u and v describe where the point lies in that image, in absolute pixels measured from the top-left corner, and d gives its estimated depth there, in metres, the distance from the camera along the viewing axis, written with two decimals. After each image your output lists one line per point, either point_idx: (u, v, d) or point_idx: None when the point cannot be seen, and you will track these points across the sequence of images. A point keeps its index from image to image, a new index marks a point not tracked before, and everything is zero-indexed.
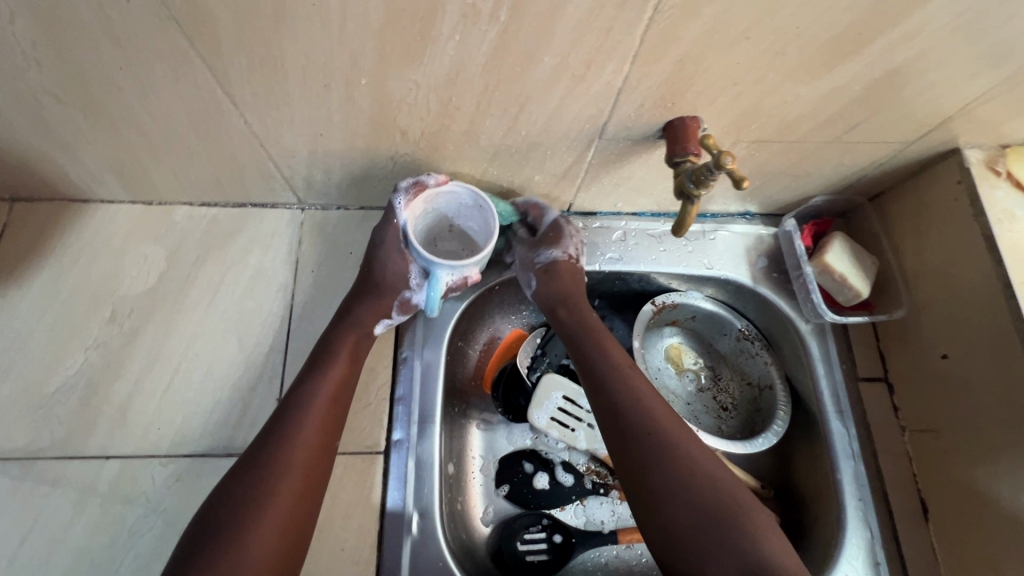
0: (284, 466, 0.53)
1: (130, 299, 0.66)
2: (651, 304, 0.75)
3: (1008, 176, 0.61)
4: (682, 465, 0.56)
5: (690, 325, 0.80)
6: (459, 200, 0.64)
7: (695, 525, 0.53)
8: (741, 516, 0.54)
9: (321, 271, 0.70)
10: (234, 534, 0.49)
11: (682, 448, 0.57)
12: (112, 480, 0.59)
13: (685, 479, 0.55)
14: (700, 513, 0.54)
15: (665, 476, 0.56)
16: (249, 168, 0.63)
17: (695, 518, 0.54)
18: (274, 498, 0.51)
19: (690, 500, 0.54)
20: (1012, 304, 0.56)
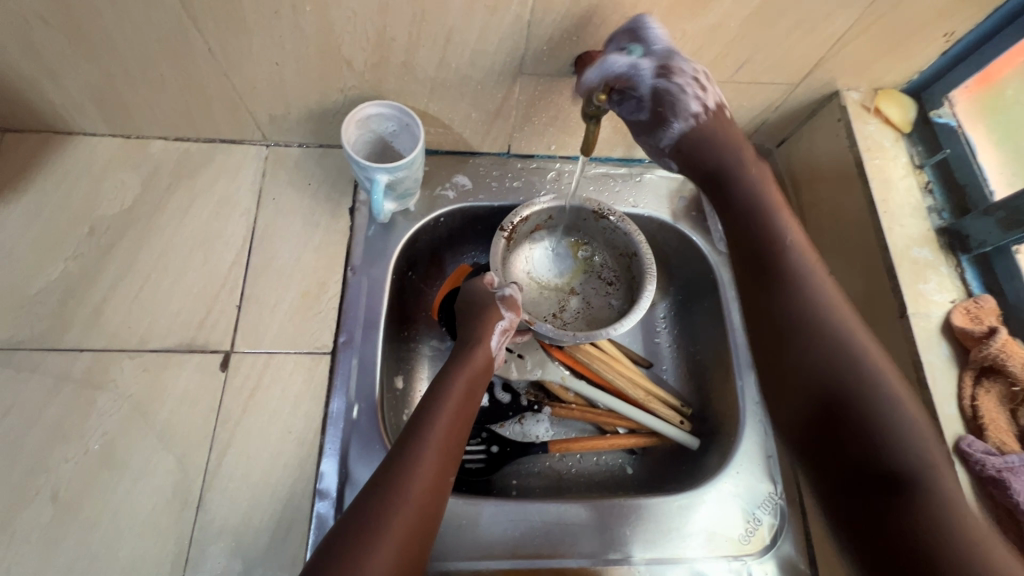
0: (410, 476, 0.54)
1: (107, 217, 0.74)
2: (501, 234, 0.76)
3: (878, 114, 0.70)
4: (823, 307, 0.55)
5: (553, 225, 0.83)
6: (388, 119, 0.71)
7: (832, 360, 0.53)
8: (870, 352, 0.53)
9: (282, 198, 0.78)
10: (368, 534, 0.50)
11: (823, 294, 0.56)
12: (85, 369, 0.66)
13: (822, 308, 0.55)
14: (841, 341, 0.53)
15: (806, 307, 0.56)
16: (217, 100, 0.71)
17: (836, 353, 0.53)
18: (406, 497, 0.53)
19: (829, 334, 0.54)
20: (875, 217, 0.65)
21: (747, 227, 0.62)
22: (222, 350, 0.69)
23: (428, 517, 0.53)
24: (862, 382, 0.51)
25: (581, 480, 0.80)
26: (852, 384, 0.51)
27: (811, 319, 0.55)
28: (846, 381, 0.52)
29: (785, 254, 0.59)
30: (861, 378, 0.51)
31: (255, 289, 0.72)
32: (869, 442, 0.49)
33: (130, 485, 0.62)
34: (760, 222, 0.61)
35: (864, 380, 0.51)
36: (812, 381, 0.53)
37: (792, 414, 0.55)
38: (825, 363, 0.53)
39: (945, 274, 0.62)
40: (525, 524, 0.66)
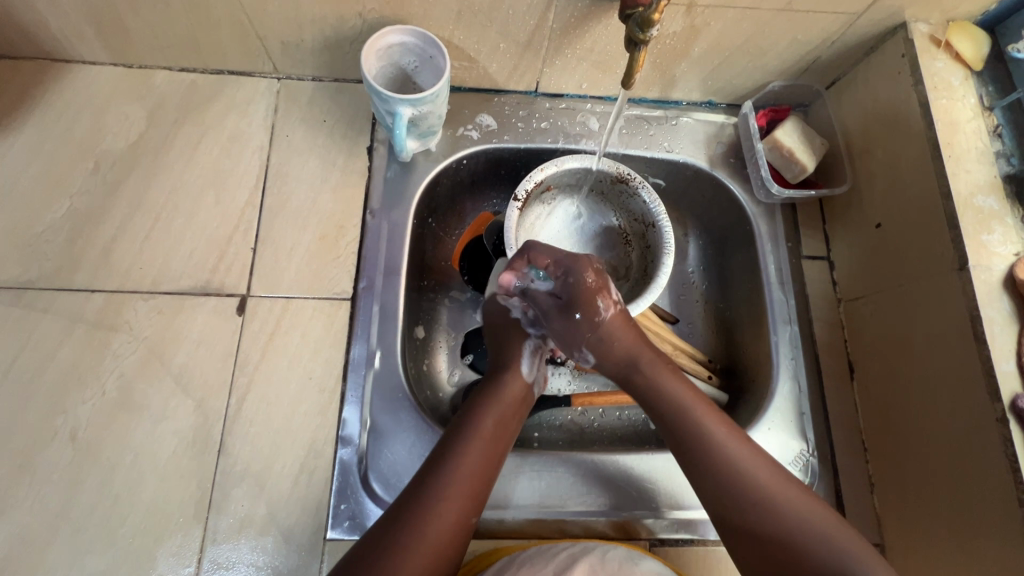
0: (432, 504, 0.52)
1: (112, 152, 0.70)
2: (515, 203, 0.70)
3: (948, 49, 0.64)
4: (756, 479, 0.54)
5: (567, 187, 0.77)
6: (411, 49, 0.66)
7: (728, 484, 0.54)
8: (773, 489, 0.53)
9: (296, 136, 0.73)
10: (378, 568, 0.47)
11: (743, 463, 0.55)
12: (98, 310, 0.64)
13: (750, 484, 0.54)
14: (753, 489, 0.53)
15: (726, 472, 0.54)
16: (223, 24, 0.65)
17: (726, 492, 0.54)
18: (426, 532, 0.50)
19: (751, 494, 0.53)
20: (938, 162, 0.60)
21: (631, 382, 0.62)
22: (238, 294, 0.66)
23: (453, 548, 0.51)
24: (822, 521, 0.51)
25: (604, 434, 0.79)
26: (784, 513, 0.52)
27: (742, 500, 0.53)
28: (742, 490, 0.54)
29: (712, 449, 0.56)
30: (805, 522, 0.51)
31: (270, 231, 0.69)
32: (784, 542, 0.51)
33: (148, 428, 0.61)
34: (681, 425, 0.58)
35: (824, 536, 0.50)
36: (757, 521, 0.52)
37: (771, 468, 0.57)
38: (744, 525, 0.53)
39: (1011, 225, 0.58)
40: (550, 477, 0.64)
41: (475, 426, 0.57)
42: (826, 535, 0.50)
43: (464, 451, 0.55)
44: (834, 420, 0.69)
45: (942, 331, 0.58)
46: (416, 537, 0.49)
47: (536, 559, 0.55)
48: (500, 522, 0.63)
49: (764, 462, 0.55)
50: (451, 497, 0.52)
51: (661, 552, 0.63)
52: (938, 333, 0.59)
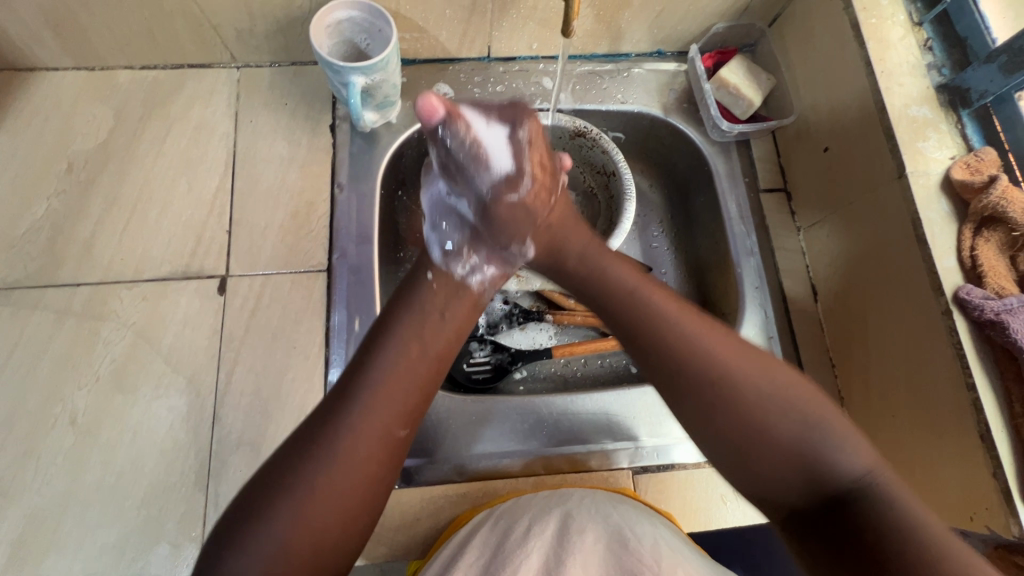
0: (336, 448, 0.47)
1: (84, 152, 0.72)
2: None
3: None
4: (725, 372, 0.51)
5: None
6: (359, 24, 0.68)
7: (693, 367, 0.52)
8: (736, 370, 0.51)
9: (260, 121, 0.75)
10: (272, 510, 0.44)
11: (709, 346, 0.52)
12: (85, 302, 0.66)
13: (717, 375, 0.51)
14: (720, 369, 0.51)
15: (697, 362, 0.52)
16: (176, 16, 0.68)
17: (697, 382, 0.51)
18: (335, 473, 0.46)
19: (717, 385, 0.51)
20: (872, 79, 0.63)
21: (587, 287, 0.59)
22: (218, 275, 0.69)
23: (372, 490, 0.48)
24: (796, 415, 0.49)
25: (587, 381, 0.82)
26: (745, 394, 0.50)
27: (710, 395, 0.51)
28: (709, 376, 0.51)
29: (680, 341, 0.52)
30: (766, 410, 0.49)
31: (243, 213, 0.71)
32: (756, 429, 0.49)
33: (144, 407, 0.63)
34: (639, 326, 0.55)
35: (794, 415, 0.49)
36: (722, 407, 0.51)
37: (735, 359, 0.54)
38: (711, 418, 0.51)
39: (945, 132, 0.60)
40: (532, 419, 0.67)
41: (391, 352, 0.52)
42: (791, 421, 0.49)
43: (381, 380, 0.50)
44: (801, 341, 0.72)
45: (890, 238, 0.61)
46: (336, 465, 0.46)
47: (510, 514, 0.57)
48: (490, 464, 0.66)
49: (734, 353, 0.52)
50: (370, 426, 0.48)
51: (644, 479, 0.66)
52: (888, 241, 0.61)
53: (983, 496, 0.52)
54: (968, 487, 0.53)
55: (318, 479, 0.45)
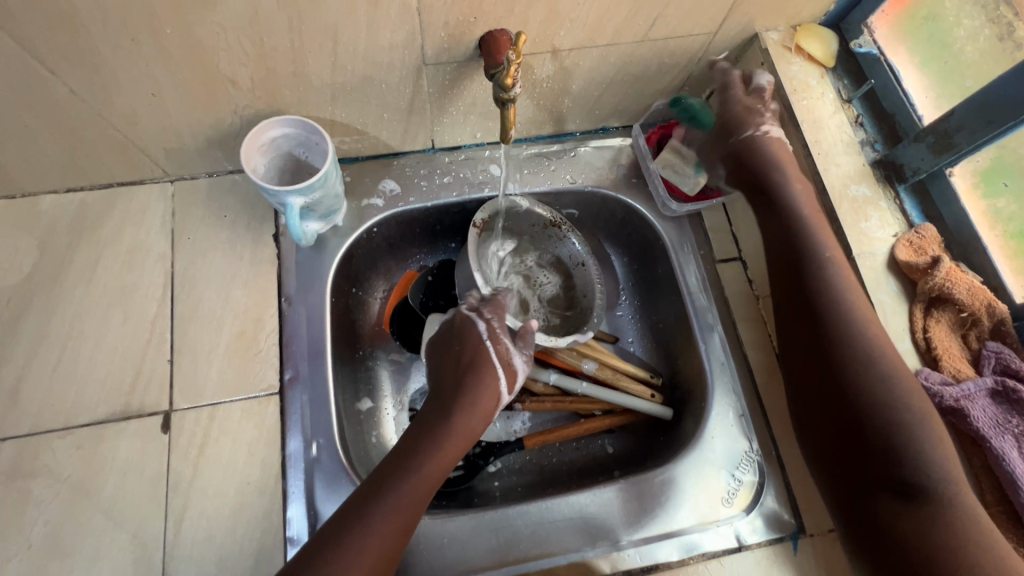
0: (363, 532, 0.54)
1: (7, 289, 0.67)
2: (475, 229, 0.73)
3: (800, 52, 0.67)
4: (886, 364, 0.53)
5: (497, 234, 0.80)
6: (296, 139, 0.66)
7: (873, 389, 0.53)
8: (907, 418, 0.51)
9: (199, 236, 0.72)
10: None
11: (882, 365, 0.53)
12: (12, 459, 0.61)
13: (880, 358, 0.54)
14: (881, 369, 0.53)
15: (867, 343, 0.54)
16: (100, 143, 0.65)
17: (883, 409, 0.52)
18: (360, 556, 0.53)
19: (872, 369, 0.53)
20: (810, 159, 0.64)
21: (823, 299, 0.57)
22: (160, 411, 0.64)
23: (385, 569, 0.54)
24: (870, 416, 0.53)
25: (563, 468, 0.79)
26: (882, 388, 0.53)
27: (868, 384, 0.53)
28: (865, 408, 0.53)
29: (850, 329, 0.55)
30: (894, 412, 0.51)
31: (186, 338, 0.68)
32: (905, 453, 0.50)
33: (85, 571, 0.58)
34: (844, 325, 0.55)
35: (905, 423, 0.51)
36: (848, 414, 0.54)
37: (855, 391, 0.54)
38: (882, 421, 0.52)
39: (885, 208, 0.61)
40: (509, 531, 0.64)
41: (464, 404, 0.64)
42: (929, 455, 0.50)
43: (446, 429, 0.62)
44: (772, 415, 0.71)
45: None
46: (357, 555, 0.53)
47: None
48: None
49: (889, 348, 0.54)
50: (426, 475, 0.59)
51: None
52: None
53: None
54: None
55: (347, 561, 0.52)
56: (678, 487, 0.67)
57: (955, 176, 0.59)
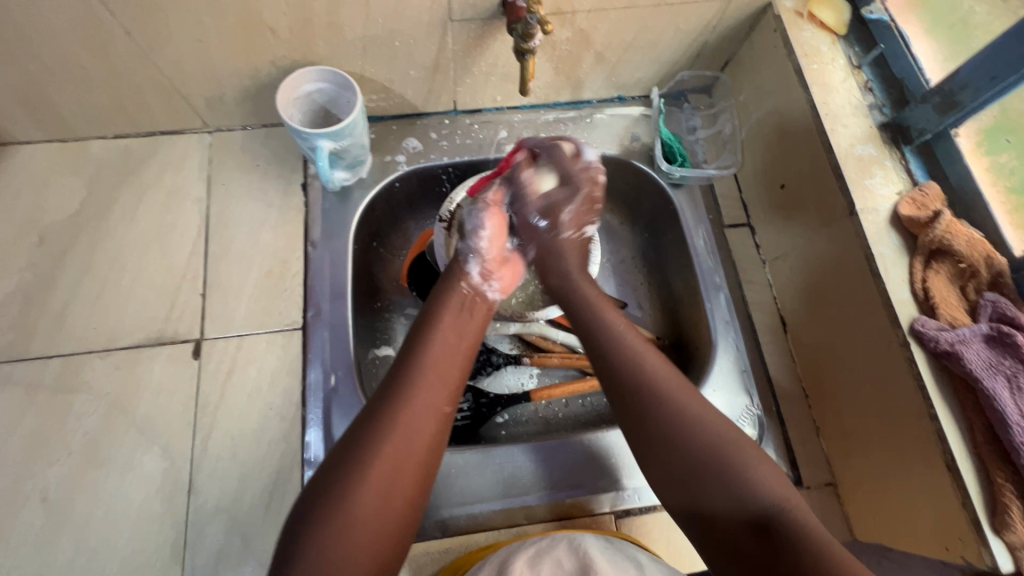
0: (385, 428, 0.48)
1: (56, 224, 0.73)
2: (442, 224, 0.73)
3: (812, 19, 0.70)
4: (690, 428, 0.50)
5: None
6: (329, 95, 0.71)
7: (656, 420, 0.51)
8: (733, 439, 0.49)
9: (233, 182, 0.77)
10: (337, 501, 0.44)
11: (670, 395, 0.52)
12: (57, 375, 0.66)
13: (686, 426, 0.50)
14: (676, 442, 0.50)
15: (658, 422, 0.51)
16: (147, 89, 0.70)
17: (682, 449, 0.49)
18: (382, 453, 0.47)
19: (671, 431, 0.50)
20: (817, 118, 0.66)
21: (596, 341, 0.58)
22: (192, 339, 0.69)
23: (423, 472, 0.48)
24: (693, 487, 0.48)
25: (568, 423, 0.83)
26: (709, 451, 0.49)
27: (659, 417, 0.51)
28: (681, 437, 0.50)
29: (630, 359, 0.55)
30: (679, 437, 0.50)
31: (217, 275, 0.72)
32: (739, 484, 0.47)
33: (117, 480, 0.62)
34: (617, 358, 0.55)
35: (728, 479, 0.47)
36: (675, 479, 0.49)
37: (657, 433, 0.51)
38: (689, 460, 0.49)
39: (890, 168, 0.63)
40: (512, 466, 0.67)
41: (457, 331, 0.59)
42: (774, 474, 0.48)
43: (420, 374, 0.52)
44: (772, 371, 0.73)
45: (844, 274, 0.63)
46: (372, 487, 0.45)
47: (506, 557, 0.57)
48: (469, 517, 0.65)
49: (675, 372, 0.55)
50: (422, 412, 0.50)
51: (628, 523, 0.67)
52: (843, 276, 0.64)
53: (956, 526, 0.52)
54: (944, 518, 0.53)
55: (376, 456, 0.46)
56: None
57: (960, 135, 0.60)
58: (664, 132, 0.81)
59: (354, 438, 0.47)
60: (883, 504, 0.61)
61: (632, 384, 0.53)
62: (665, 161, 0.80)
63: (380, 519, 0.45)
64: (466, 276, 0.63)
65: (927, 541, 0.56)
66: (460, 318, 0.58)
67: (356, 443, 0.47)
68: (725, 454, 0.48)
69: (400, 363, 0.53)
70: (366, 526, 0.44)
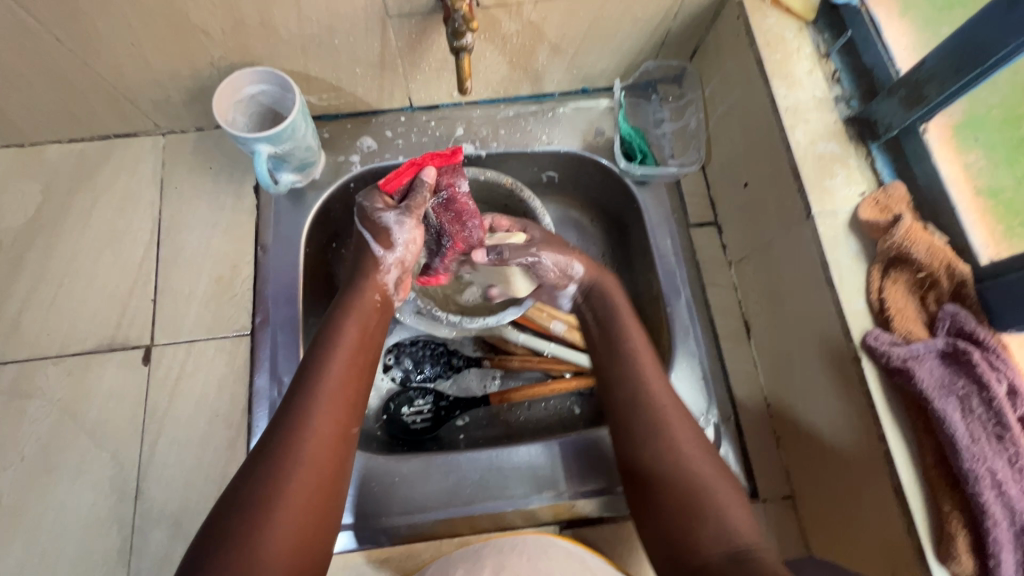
0: (286, 456, 0.49)
1: (12, 230, 0.73)
2: None
3: (778, 4, 0.65)
4: (698, 471, 0.53)
5: None
6: (273, 96, 0.69)
7: (660, 455, 0.54)
8: (716, 478, 0.52)
9: (186, 185, 0.76)
10: (245, 531, 0.45)
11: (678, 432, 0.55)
12: (11, 382, 0.67)
13: (682, 460, 0.53)
14: (680, 483, 0.52)
15: (658, 455, 0.54)
16: (91, 94, 0.69)
17: (674, 481, 0.52)
18: (288, 479, 0.48)
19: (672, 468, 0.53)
20: (777, 113, 0.61)
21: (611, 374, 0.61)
22: (142, 345, 0.69)
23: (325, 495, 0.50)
24: (678, 521, 0.50)
25: (529, 426, 0.82)
26: (700, 485, 0.52)
27: (660, 453, 0.54)
28: (677, 473, 0.53)
29: (639, 397, 0.58)
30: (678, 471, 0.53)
31: (168, 281, 0.72)
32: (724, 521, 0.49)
33: (68, 485, 0.64)
34: (629, 393, 0.59)
35: (710, 512, 0.50)
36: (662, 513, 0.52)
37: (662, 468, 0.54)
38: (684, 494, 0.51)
39: (854, 167, 0.59)
40: (458, 475, 0.66)
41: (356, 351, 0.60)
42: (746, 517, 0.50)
43: (315, 401, 0.53)
44: (732, 378, 0.70)
45: (802, 281, 0.60)
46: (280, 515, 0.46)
47: None
48: (411, 526, 0.65)
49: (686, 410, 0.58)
50: (323, 430, 0.52)
51: (569, 534, 0.69)
52: (801, 283, 0.60)
53: (901, 553, 0.49)
54: (890, 542, 0.51)
55: (281, 483, 0.48)
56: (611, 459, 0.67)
57: (929, 131, 0.56)
58: (624, 128, 0.77)
59: (254, 466, 0.48)
60: (836, 522, 0.58)
61: (641, 419, 0.57)
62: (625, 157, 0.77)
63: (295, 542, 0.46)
64: (377, 283, 0.64)
65: (876, 564, 0.53)
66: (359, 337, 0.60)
67: (258, 470, 0.48)
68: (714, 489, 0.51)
69: (298, 386, 0.54)
70: (277, 545, 0.45)
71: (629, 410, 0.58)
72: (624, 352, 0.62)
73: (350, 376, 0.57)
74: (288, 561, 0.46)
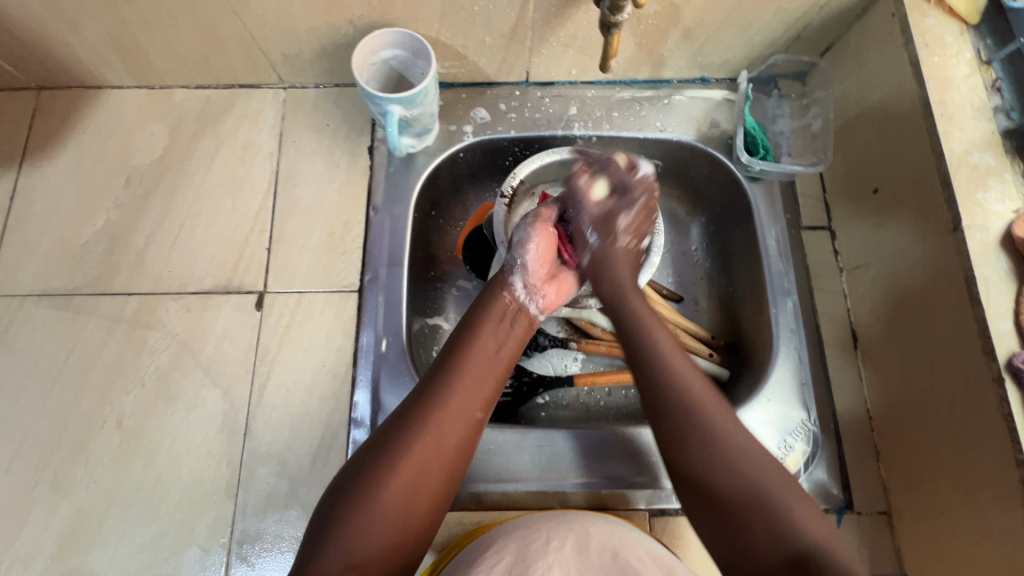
0: (416, 427, 0.49)
1: (140, 168, 0.76)
2: (503, 201, 0.70)
3: (941, 4, 0.63)
4: (745, 465, 0.49)
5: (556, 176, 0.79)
6: (404, 62, 0.70)
7: (705, 448, 0.50)
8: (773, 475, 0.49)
9: (304, 140, 0.78)
10: (363, 493, 0.46)
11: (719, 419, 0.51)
12: (135, 311, 0.70)
13: (725, 451, 0.50)
14: (735, 483, 0.49)
15: (700, 450, 0.50)
16: (230, 42, 0.71)
17: (731, 477, 0.49)
18: (407, 453, 0.48)
19: (719, 470, 0.49)
20: (930, 119, 0.59)
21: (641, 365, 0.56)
22: (256, 291, 0.72)
23: (450, 471, 0.50)
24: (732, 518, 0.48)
25: (611, 412, 0.82)
26: (756, 483, 0.48)
27: (708, 445, 0.50)
28: (735, 474, 0.49)
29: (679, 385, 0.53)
30: (724, 464, 0.49)
31: (283, 231, 0.74)
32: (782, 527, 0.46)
33: (183, 415, 0.67)
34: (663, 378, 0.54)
35: (771, 514, 0.47)
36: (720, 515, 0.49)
37: (707, 466, 0.50)
38: (750, 497, 0.48)
39: (1009, 181, 0.56)
40: (550, 450, 0.67)
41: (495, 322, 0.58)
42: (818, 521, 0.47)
43: (453, 380, 0.52)
44: (834, 386, 0.69)
45: (937, 297, 0.58)
46: (396, 485, 0.47)
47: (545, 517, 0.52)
48: (502, 493, 0.66)
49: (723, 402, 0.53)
50: (456, 412, 0.51)
51: (661, 523, 0.66)
52: (936, 299, 0.58)
53: None
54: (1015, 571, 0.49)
55: (404, 454, 0.48)
56: (641, 450, 0.67)
57: None
58: (747, 121, 0.74)
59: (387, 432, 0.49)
60: (947, 544, 0.57)
61: (684, 417, 0.52)
62: (745, 152, 0.75)
63: (404, 510, 0.47)
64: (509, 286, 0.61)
65: None
66: (497, 331, 0.57)
67: (382, 446, 0.48)
68: (767, 489, 0.48)
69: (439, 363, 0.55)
70: (387, 515, 0.46)
71: (664, 401, 0.53)
72: (653, 344, 0.57)
73: (492, 361, 0.55)
74: (396, 528, 0.46)
